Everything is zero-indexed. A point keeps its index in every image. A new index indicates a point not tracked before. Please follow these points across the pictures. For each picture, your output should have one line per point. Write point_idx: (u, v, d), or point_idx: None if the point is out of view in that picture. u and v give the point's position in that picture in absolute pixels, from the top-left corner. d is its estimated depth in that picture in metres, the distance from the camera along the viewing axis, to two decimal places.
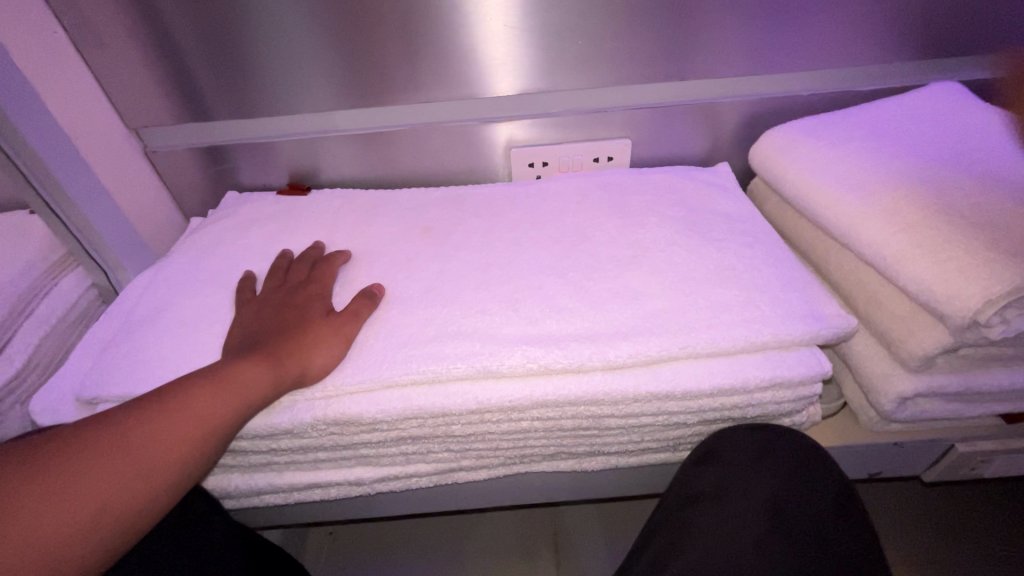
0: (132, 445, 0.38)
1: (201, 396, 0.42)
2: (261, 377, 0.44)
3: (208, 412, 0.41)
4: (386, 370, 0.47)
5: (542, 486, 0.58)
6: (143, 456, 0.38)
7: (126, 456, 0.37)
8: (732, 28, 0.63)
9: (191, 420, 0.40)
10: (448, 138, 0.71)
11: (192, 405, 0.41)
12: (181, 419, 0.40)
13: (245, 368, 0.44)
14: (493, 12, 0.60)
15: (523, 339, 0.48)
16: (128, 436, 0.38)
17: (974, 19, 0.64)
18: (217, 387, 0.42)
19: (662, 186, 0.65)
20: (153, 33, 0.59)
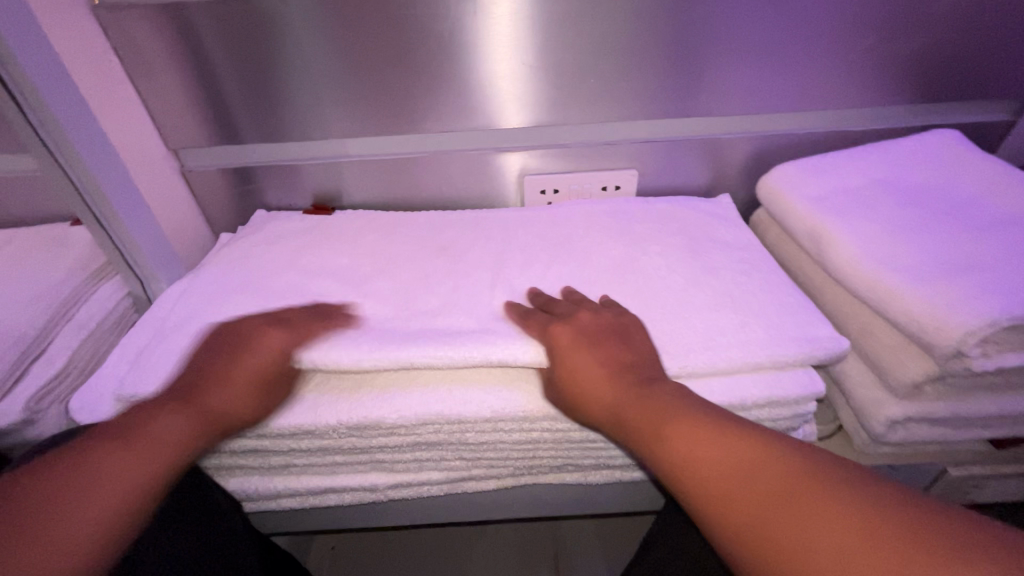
0: (47, 521, 0.34)
1: (117, 453, 0.39)
2: (183, 428, 0.43)
3: (139, 473, 0.38)
4: (405, 353, 0.50)
5: (548, 499, 0.60)
6: (72, 522, 0.34)
7: (56, 538, 0.33)
8: (732, 71, 0.68)
9: (123, 482, 0.37)
10: (464, 165, 0.76)
11: (117, 471, 0.38)
12: (102, 486, 0.37)
13: (168, 423, 0.42)
14: (509, 53, 0.66)
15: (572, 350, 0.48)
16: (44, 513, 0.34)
17: (958, 68, 0.69)
18: (144, 448, 0.40)
19: (666, 215, 0.69)
20: (198, 63, 0.64)
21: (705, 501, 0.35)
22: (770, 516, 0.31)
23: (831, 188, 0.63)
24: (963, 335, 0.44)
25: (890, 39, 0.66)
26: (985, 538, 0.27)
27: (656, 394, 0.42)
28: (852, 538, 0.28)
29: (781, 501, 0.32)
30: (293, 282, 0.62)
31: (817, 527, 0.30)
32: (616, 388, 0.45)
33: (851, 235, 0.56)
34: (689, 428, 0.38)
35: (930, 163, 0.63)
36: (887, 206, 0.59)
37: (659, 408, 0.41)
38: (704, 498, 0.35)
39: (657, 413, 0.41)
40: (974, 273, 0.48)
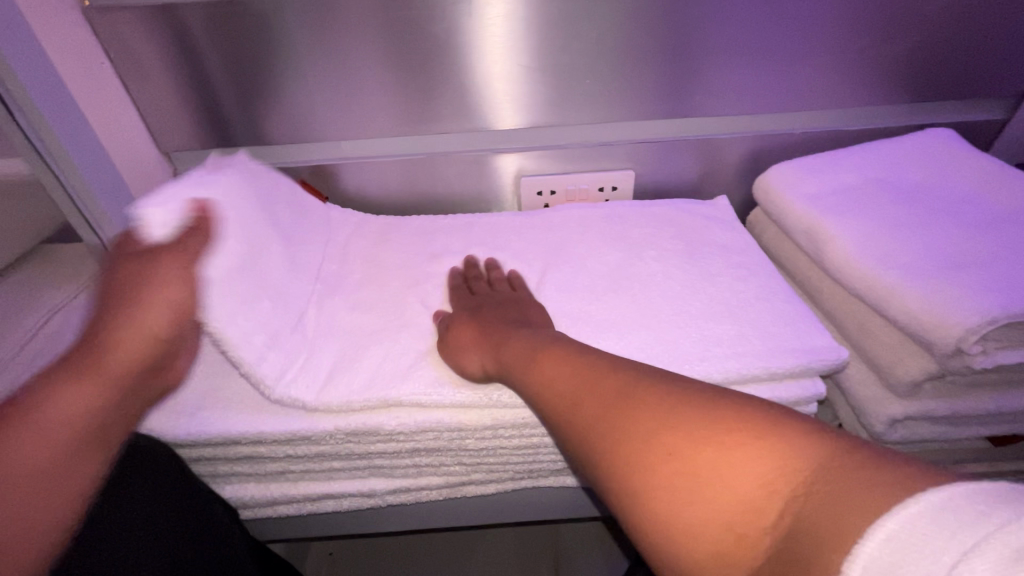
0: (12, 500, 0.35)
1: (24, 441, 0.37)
2: (83, 398, 0.41)
3: (41, 454, 0.37)
4: (392, 390, 0.49)
5: (549, 503, 0.59)
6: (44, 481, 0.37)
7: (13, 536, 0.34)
8: (728, 71, 0.68)
9: (39, 468, 0.37)
10: (462, 168, 0.76)
11: (26, 459, 0.37)
12: (48, 443, 0.38)
13: (51, 395, 0.40)
14: (505, 52, 0.65)
15: (462, 316, 0.55)
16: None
17: (950, 68, 0.70)
18: (30, 435, 0.37)
19: (663, 218, 0.69)
20: (190, 65, 0.63)
21: (572, 426, 0.37)
22: (635, 434, 0.32)
23: (824, 187, 0.63)
24: (962, 333, 0.44)
25: (884, 39, 0.67)
26: (842, 449, 0.27)
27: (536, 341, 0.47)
28: (710, 451, 0.29)
29: (652, 421, 0.32)
30: None
31: (679, 439, 0.31)
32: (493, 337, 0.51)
33: (848, 234, 0.56)
34: (569, 368, 0.41)
35: (926, 162, 0.63)
36: (883, 205, 0.59)
37: (541, 353, 0.45)
38: (582, 421, 0.36)
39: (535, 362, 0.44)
40: (971, 271, 0.48)
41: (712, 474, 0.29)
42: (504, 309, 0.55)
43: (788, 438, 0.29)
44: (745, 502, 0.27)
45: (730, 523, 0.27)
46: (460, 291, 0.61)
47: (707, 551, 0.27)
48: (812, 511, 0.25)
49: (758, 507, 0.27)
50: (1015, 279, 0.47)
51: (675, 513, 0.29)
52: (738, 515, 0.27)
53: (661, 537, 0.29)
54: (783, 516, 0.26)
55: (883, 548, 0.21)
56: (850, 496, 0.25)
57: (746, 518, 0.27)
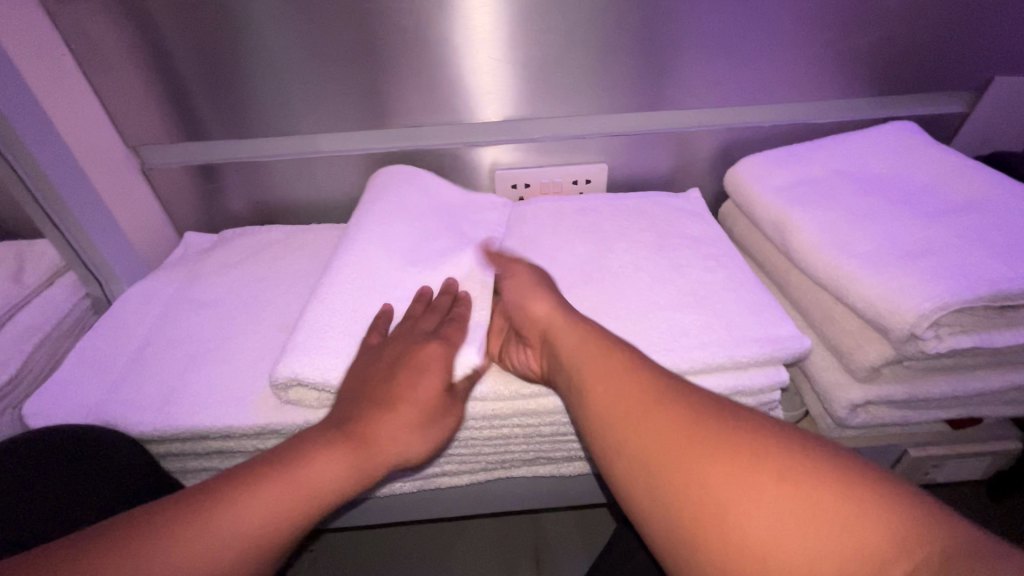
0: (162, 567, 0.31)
1: (267, 492, 0.35)
2: (332, 466, 0.38)
3: (270, 504, 0.35)
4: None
5: (523, 493, 0.60)
6: (214, 536, 0.33)
7: None
8: (698, 65, 0.69)
9: (264, 526, 0.35)
10: (437, 162, 0.75)
11: (236, 522, 0.34)
12: (275, 500, 0.35)
13: (319, 452, 0.38)
14: (478, 45, 0.65)
15: (402, 341, 0.48)
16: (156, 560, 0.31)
17: (913, 62, 0.71)
18: (283, 484, 0.36)
19: (635, 210, 0.69)
20: (155, 57, 0.62)
21: (631, 475, 0.35)
22: (703, 479, 0.31)
23: (791, 178, 0.65)
24: (916, 319, 0.45)
25: (849, 33, 0.68)
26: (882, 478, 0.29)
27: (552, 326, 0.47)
28: (799, 501, 0.29)
29: (742, 475, 0.30)
30: (265, 294, 0.62)
31: (761, 489, 0.30)
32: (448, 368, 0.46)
33: (812, 225, 0.57)
34: (606, 374, 0.40)
35: (889, 153, 0.65)
36: (847, 196, 0.60)
37: (565, 346, 0.45)
38: (618, 437, 0.36)
39: (563, 352, 0.44)
40: (927, 259, 0.50)
41: (802, 526, 0.28)
42: (450, 326, 0.50)
43: (871, 485, 0.29)
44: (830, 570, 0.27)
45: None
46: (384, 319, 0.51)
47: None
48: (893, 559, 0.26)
49: (861, 560, 0.26)
50: (968, 266, 0.48)
51: (766, 566, 0.28)
52: (839, 565, 0.27)
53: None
54: (889, 570, 0.26)
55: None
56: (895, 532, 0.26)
57: (850, 570, 0.26)
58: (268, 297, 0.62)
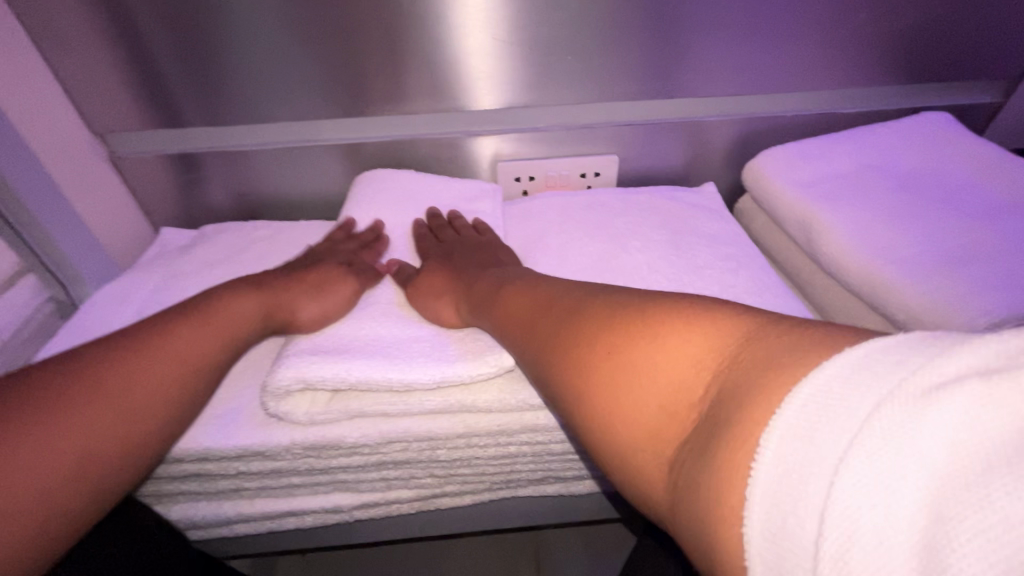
0: (82, 420, 0.36)
1: (191, 333, 0.44)
2: (245, 307, 0.48)
3: (184, 349, 0.43)
4: (359, 398, 0.44)
5: (529, 512, 0.56)
6: (126, 390, 0.39)
7: (76, 437, 0.35)
8: (718, 48, 0.64)
9: (173, 378, 0.41)
10: (433, 153, 0.70)
11: (151, 373, 0.40)
12: (175, 353, 0.42)
13: (229, 299, 0.48)
14: (478, 25, 0.59)
15: (432, 264, 0.56)
16: (74, 406, 0.36)
17: (948, 47, 0.66)
18: (209, 316, 0.45)
19: (649, 207, 0.64)
20: (119, 34, 0.56)
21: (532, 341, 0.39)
22: (580, 352, 0.33)
23: (816, 173, 0.60)
24: (967, 334, 0.41)
25: (882, 15, 0.63)
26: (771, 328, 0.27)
27: (500, 278, 0.48)
28: (640, 334, 0.31)
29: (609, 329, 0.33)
30: None
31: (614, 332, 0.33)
32: (465, 281, 0.52)
33: (843, 225, 0.53)
34: (533, 305, 0.42)
35: (923, 146, 0.60)
36: (881, 193, 0.56)
37: (508, 289, 0.46)
38: (541, 351, 0.37)
39: (501, 299, 0.45)
40: (975, 265, 0.46)
41: (645, 356, 0.30)
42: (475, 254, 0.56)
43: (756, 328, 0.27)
44: (672, 387, 0.28)
45: (662, 408, 0.28)
46: (426, 240, 0.61)
47: (649, 423, 0.28)
48: (734, 381, 0.25)
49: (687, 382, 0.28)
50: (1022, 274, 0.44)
51: (612, 413, 0.30)
52: (669, 402, 0.28)
53: (605, 414, 0.30)
54: (708, 395, 0.26)
55: (802, 411, 0.21)
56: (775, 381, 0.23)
57: (677, 404, 0.27)
58: None
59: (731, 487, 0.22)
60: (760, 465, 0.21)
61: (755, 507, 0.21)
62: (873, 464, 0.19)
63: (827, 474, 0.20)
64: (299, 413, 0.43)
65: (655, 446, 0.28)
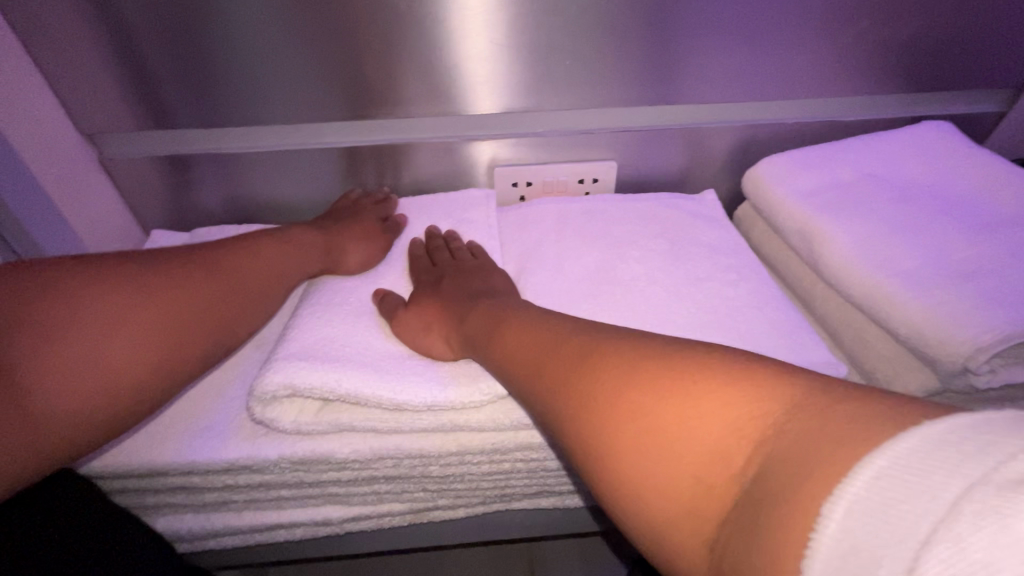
0: (194, 301, 0.44)
1: (276, 249, 0.53)
2: (314, 243, 0.56)
3: (269, 263, 0.51)
4: (347, 412, 0.43)
5: (523, 525, 0.55)
6: (229, 287, 0.47)
7: (195, 305, 0.44)
8: (718, 54, 0.63)
9: (263, 283, 0.50)
10: (430, 157, 0.69)
11: (244, 278, 0.49)
12: (262, 265, 0.51)
13: (299, 232, 0.56)
14: (476, 28, 0.58)
15: (420, 294, 0.53)
16: (190, 287, 0.44)
17: (951, 56, 0.66)
18: (286, 244, 0.54)
19: (647, 215, 0.64)
20: (108, 34, 0.55)
21: (544, 380, 0.37)
22: (603, 402, 0.32)
23: (817, 182, 0.59)
24: (971, 351, 0.41)
25: (884, 23, 0.62)
26: (816, 403, 0.25)
27: (494, 310, 0.47)
28: (673, 390, 0.30)
29: (637, 378, 0.31)
30: None
31: (642, 384, 0.31)
32: (456, 312, 0.50)
33: (845, 236, 0.52)
34: (534, 343, 0.40)
35: (926, 156, 0.60)
36: (882, 204, 0.55)
37: (504, 322, 0.44)
38: (554, 393, 0.35)
39: (496, 334, 0.43)
40: (979, 280, 0.45)
41: (678, 415, 0.28)
42: (468, 280, 0.53)
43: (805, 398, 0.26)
44: (708, 453, 0.27)
45: (696, 478, 0.27)
46: (419, 262, 0.58)
47: (681, 490, 0.27)
48: (778, 458, 0.24)
49: (724, 450, 0.26)
50: None
51: (640, 477, 0.28)
52: (701, 471, 0.27)
53: (631, 474, 0.29)
54: (748, 468, 0.25)
55: (869, 489, 0.20)
56: (831, 471, 0.22)
57: (713, 474, 0.26)
58: None
59: (784, 557, 0.21)
60: (814, 571, 0.20)
61: None
62: (962, 554, 0.17)
63: (904, 560, 0.18)
64: (284, 419, 0.42)
65: (689, 520, 0.27)
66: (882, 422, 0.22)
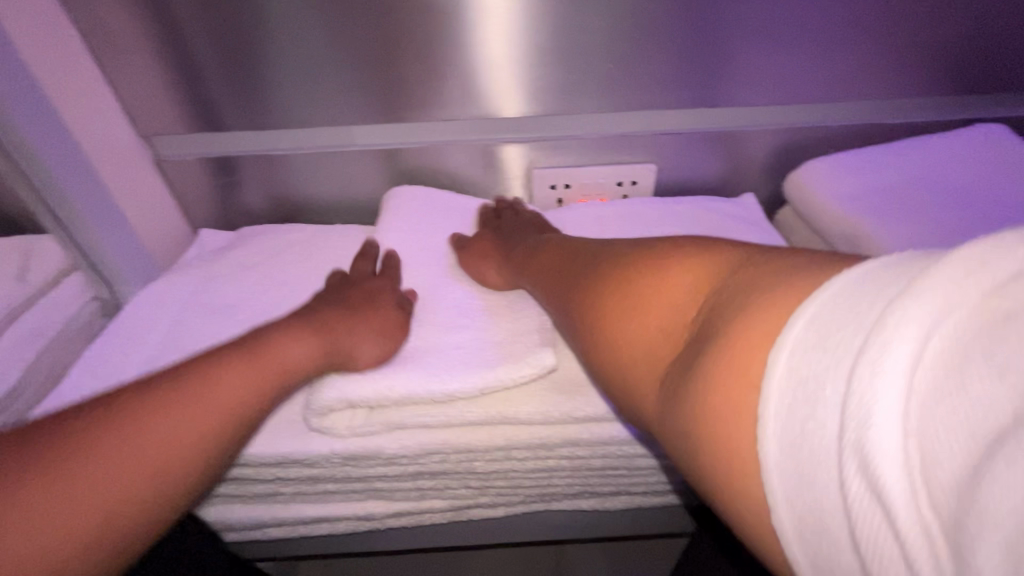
0: (103, 473, 0.33)
1: (240, 372, 0.40)
2: (300, 351, 0.43)
3: (222, 403, 0.38)
4: (396, 411, 0.44)
5: (561, 527, 0.55)
6: (157, 444, 0.35)
7: (95, 487, 0.32)
8: (762, 57, 0.63)
9: (205, 434, 0.37)
10: (469, 159, 0.70)
11: (175, 430, 0.36)
12: (208, 404, 0.38)
13: (280, 335, 0.43)
14: (520, 33, 0.59)
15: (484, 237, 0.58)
16: (104, 452, 0.34)
17: (1003, 58, 0.64)
18: (259, 352, 0.42)
19: (687, 217, 0.63)
20: (167, 39, 0.57)
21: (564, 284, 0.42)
22: (602, 283, 0.37)
23: (864, 186, 0.58)
24: None
25: (934, 25, 0.61)
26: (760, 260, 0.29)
27: (536, 246, 0.51)
28: (663, 269, 0.34)
29: (637, 264, 0.36)
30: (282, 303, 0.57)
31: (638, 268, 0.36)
32: (505, 250, 0.54)
33: (895, 240, 0.51)
34: (556, 261, 0.46)
35: (978, 159, 0.58)
36: (931, 210, 0.54)
37: (541, 250, 0.49)
38: (568, 295, 0.41)
39: (533, 257, 0.49)
40: None
41: (659, 288, 0.33)
42: (518, 228, 0.57)
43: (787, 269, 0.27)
44: (675, 314, 0.31)
45: (661, 332, 0.31)
46: (484, 216, 0.62)
47: (646, 346, 0.32)
48: (723, 301, 0.28)
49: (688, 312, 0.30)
50: None
51: (621, 343, 0.33)
52: (668, 326, 0.31)
53: (610, 335, 0.34)
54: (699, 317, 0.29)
55: (810, 326, 0.23)
56: (771, 304, 0.25)
57: (673, 327, 0.31)
58: (290, 304, 0.57)
59: (717, 398, 0.25)
60: (768, 423, 0.23)
61: (779, 482, 0.22)
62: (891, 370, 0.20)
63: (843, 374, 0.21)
64: (340, 427, 0.43)
65: (651, 366, 0.31)
66: (827, 271, 0.25)
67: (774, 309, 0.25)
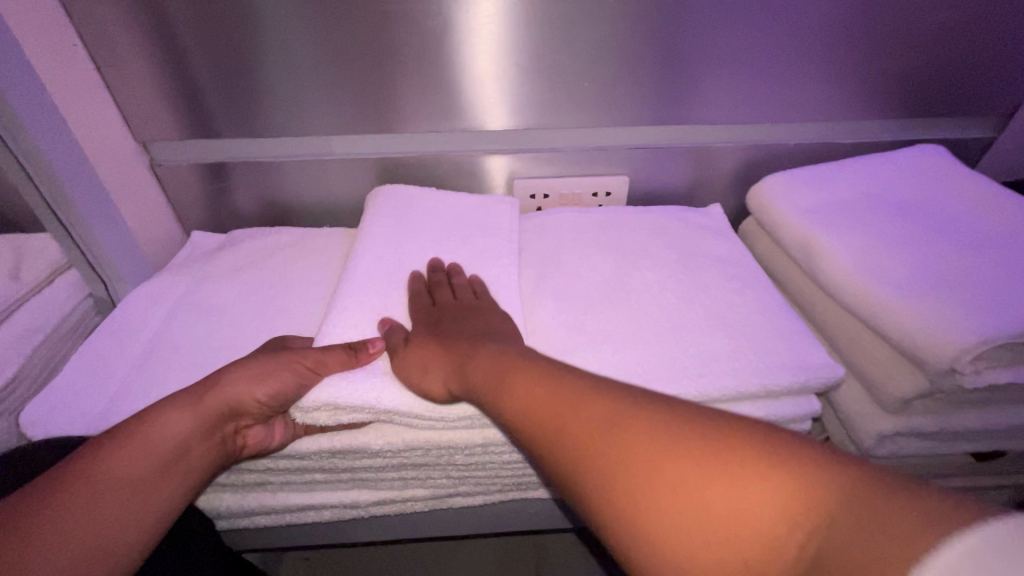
0: (98, 499, 0.37)
1: (185, 407, 0.43)
2: (190, 413, 0.43)
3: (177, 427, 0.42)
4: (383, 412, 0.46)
5: (536, 516, 0.58)
6: (133, 466, 0.39)
7: (95, 507, 0.37)
8: (726, 80, 0.68)
9: (172, 451, 0.41)
10: (453, 168, 0.74)
11: (144, 456, 0.40)
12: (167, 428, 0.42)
13: (178, 397, 0.44)
14: (501, 53, 0.64)
15: (422, 334, 0.50)
16: (95, 480, 0.38)
17: (943, 85, 0.70)
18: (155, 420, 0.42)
19: (658, 226, 0.68)
20: (168, 51, 0.60)
21: (559, 447, 0.34)
22: (634, 472, 0.30)
23: (818, 199, 0.63)
24: (957, 352, 0.44)
25: (880, 55, 0.67)
26: (874, 474, 0.25)
27: (503, 358, 0.43)
28: (714, 466, 0.28)
29: (679, 457, 0.29)
30: (272, 303, 0.60)
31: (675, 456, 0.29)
32: (458, 356, 0.46)
33: (843, 250, 0.56)
34: (541, 394, 0.37)
35: (919, 177, 0.64)
36: (879, 220, 0.59)
37: (509, 368, 0.41)
38: (576, 470, 0.32)
39: (506, 377, 0.40)
40: (969, 291, 0.48)
41: (718, 491, 0.27)
42: (465, 323, 0.50)
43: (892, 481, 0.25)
44: (758, 533, 0.26)
45: (745, 563, 0.25)
46: (419, 301, 0.54)
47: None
48: (839, 538, 0.24)
49: (767, 535, 0.25)
50: (1010, 299, 0.47)
51: (669, 531, 0.27)
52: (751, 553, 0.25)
53: (666, 551, 0.27)
54: (803, 552, 0.24)
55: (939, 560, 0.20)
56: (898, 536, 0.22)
57: (760, 555, 0.25)
58: (279, 304, 0.60)
59: None
60: None
61: None
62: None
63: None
64: (325, 421, 0.46)
65: None
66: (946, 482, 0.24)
67: (900, 547, 0.21)
